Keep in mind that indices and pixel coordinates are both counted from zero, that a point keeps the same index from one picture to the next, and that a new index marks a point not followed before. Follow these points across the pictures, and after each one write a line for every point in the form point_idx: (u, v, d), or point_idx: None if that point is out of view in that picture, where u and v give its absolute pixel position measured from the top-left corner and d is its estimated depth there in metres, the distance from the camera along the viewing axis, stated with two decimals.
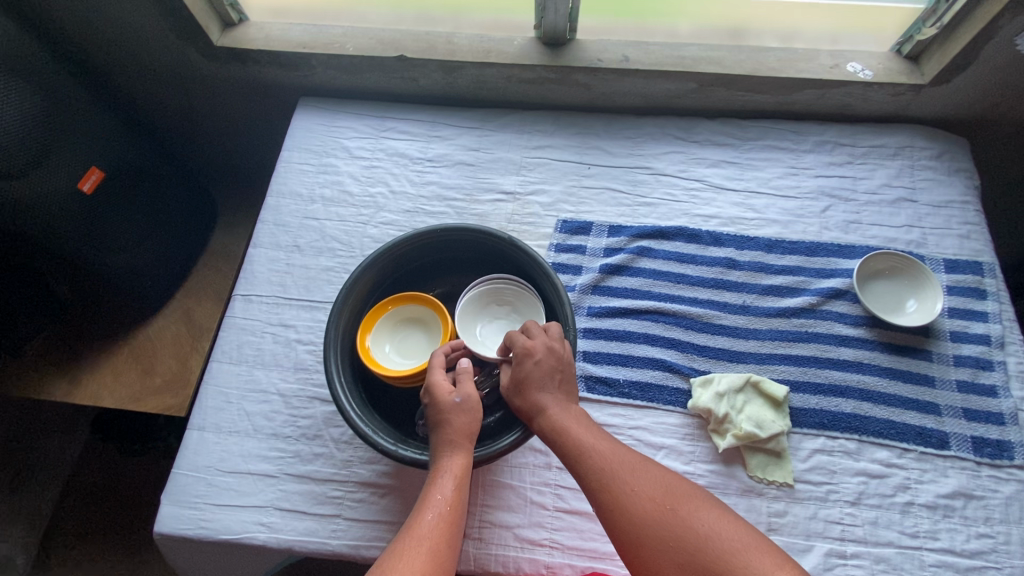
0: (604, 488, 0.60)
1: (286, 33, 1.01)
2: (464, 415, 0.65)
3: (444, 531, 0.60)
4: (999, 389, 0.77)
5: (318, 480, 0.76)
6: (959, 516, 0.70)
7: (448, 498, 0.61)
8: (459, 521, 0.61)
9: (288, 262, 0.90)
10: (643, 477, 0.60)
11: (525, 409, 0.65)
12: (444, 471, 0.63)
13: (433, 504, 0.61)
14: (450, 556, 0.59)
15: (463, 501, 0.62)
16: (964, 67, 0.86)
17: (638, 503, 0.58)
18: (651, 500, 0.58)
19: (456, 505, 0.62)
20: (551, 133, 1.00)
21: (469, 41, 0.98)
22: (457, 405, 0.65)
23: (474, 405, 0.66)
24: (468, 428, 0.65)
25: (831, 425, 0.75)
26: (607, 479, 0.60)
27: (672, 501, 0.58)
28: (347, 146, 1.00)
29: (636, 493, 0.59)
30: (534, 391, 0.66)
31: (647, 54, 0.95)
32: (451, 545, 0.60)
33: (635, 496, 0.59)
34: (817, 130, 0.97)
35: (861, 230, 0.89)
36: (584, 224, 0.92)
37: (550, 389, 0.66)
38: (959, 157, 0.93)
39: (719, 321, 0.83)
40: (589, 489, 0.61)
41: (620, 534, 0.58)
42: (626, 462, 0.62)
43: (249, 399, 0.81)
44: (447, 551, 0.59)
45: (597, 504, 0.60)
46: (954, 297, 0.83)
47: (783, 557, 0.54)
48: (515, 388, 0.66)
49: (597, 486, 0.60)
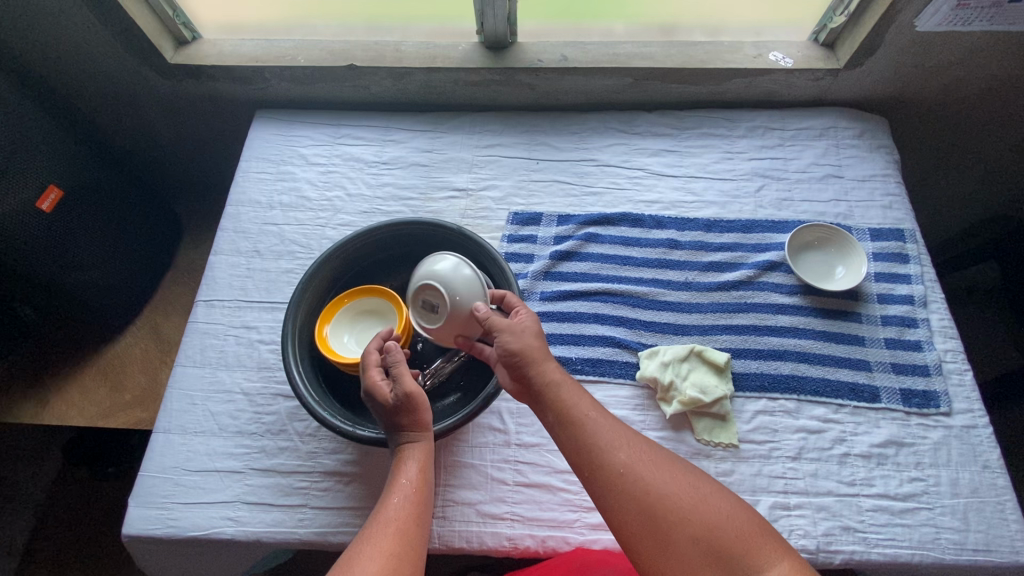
0: (620, 457, 0.62)
1: (238, 48, 1.05)
2: (406, 413, 0.66)
3: (411, 513, 0.63)
4: (923, 343, 0.83)
5: (284, 473, 0.78)
6: (892, 462, 0.75)
7: (413, 482, 0.65)
8: (426, 501, 0.65)
9: (249, 267, 0.93)
10: (662, 459, 0.63)
11: (533, 352, 0.66)
12: (408, 456, 0.66)
13: (400, 488, 0.64)
14: (421, 534, 0.63)
15: (429, 483, 0.66)
16: (873, 50, 0.93)
17: (661, 481, 0.61)
18: (673, 479, 0.61)
19: (421, 486, 0.65)
20: (500, 132, 1.05)
21: (416, 48, 1.03)
22: (398, 405, 0.66)
23: (414, 400, 0.66)
24: (415, 421, 0.66)
25: (771, 386, 0.80)
26: (622, 450, 0.62)
27: (690, 479, 0.61)
28: (304, 154, 1.03)
29: (652, 468, 0.62)
30: (536, 343, 0.67)
31: (584, 52, 1.01)
32: (421, 523, 0.63)
33: (651, 471, 0.61)
34: (749, 116, 1.04)
35: (793, 206, 0.95)
36: (534, 215, 0.96)
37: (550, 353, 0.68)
38: (879, 135, 1.01)
39: (664, 298, 0.88)
40: (609, 459, 0.62)
41: (633, 503, 0.59)
42: (636, 438, 0.64)
43: (214, 399, 0.83)
44: (416, 531, 0.62)
45: (612, 472, 0.61)
46: (880, 263, 0.89)
47: (783, 545, 0.58)
48: (519, 333, 0.67)
49: (611, 456, 0.62)
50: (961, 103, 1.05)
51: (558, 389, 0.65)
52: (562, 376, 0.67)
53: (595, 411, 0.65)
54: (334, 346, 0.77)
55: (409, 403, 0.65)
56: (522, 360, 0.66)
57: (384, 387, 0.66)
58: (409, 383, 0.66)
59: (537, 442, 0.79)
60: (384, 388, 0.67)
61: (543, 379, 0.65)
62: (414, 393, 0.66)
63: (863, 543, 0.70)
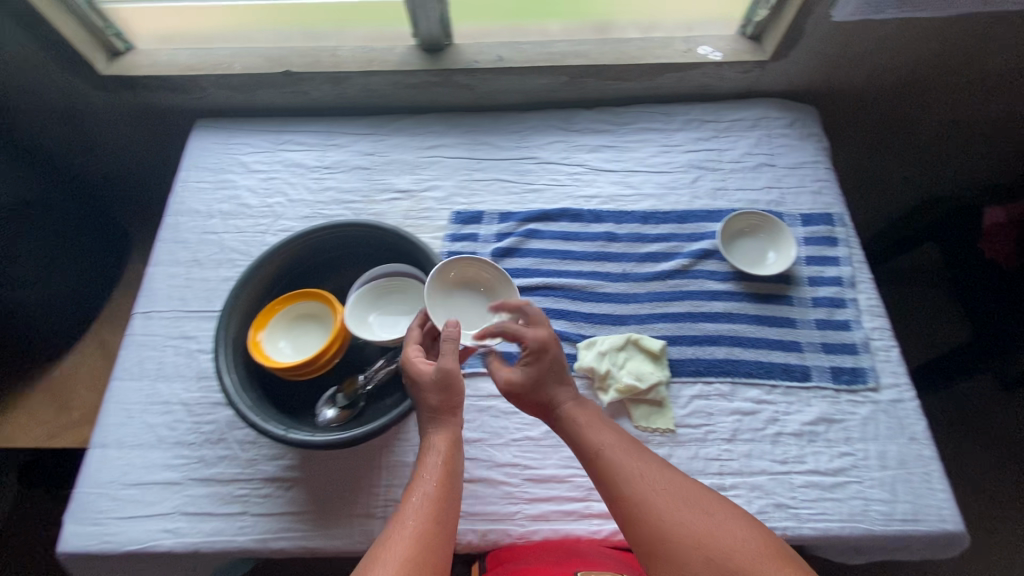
0: (636, 485, 0.63)
1: (173, 57, 1.04)
2: (443, 391, 0.68)
3: (431, 509, 0.63)
4: (852, 322, 0.86)
5: (223, 481, 0.77)
6: (822, 439, 0.77)
7: (435, 474, 0.66)
8: (450, 497, 0.65)
9: (188, 276, 0.92)
10: (678, 487, 0.63)
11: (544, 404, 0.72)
12: (432, 448, 0.68)
13: (420, 484, 0.65)
14: (442, 532, 0.62)
15: (451, 472, 0.67)
16: (796, 42, 0.96)
17: (674, 506, 0.61)
18: (687, 505, 0.61)
19: (441, 480, 0.66)
20: (442, 133, 1.05)
21: (353, 52, 1.03)
22: (435, 380, 0.68)
23: (453, 380, 0.68)
24: (449, 403, 0.69)
25: (706, 371, 0.82)
26: (637, 477, 0.64)
27: (707, 505, 0.61)
28: (244, 161, 1.03)
29: (666, 494, 0.62)
30: (548, 387, 0.72)
31: (518, 52, 1.02)
32: (441, 521, 0.63)
33: (666, 496, 0.62)
34: (684, 110, 1.06)
35: (727, 195, 0.97)
36: (476, 214, 0.97)
37: (566, 388, 0.73)
38: (809, 123, 1.04)
39: (603, 289, 0.90)
40: (623, 490, 0.63)
41: (649, 528, 0.60)
42: (653, 466, 0.65)
43: (152, 411, 0.82)
44: (436, 528, 0.62)
45: (627, 502, 0.62)
46: (811, 247, 0.91)
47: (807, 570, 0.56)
48: (530, 387, 0.72)
49: (626, 484, 0.63)
50: (886, 91, 1.08)
51: (573, 427, 0.70)
52: (579, 413, 0.71)
53: (609, 442, 0.67)
54: (269, 355, 0.76)
55: (447, 382, 0.68)
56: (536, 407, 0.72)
57: (424, 365, 0.70)
58: (451, 362, 0.68)
59: (478, 438, 0.79)
60: (422, 365, 0.70)
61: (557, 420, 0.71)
62: (451, 370, 0.68)
63: (794, 518, 0.72)
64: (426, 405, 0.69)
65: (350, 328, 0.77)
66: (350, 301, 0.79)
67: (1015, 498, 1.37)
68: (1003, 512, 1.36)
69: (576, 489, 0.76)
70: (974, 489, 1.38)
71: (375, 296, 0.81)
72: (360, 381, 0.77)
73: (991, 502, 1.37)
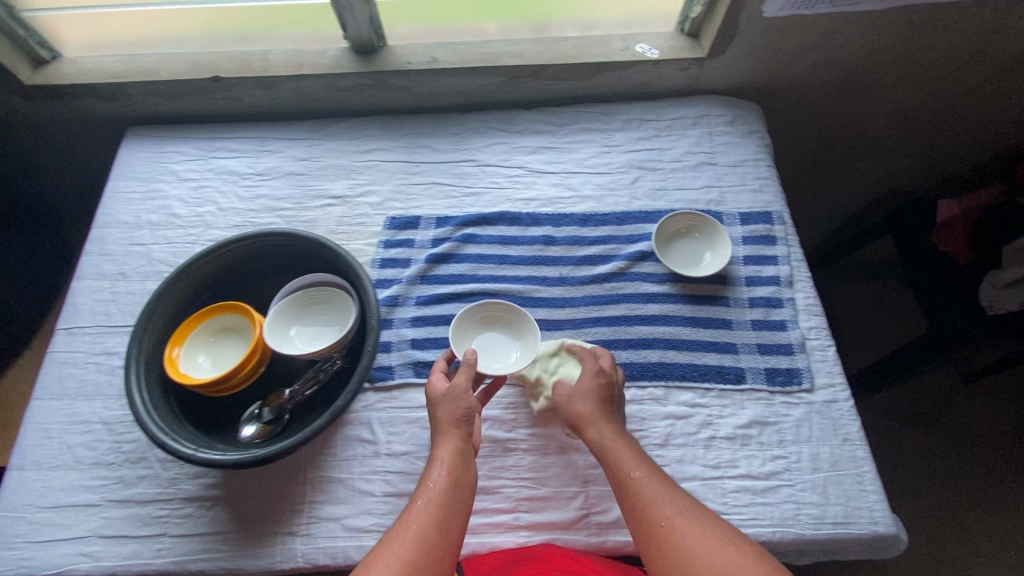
0: (665, 510, 0.62)
1: (99, 65, 1.01)
2: (455, 403, 0.71)
3: (434, 515, 0.62)
4: (788, 322, 0.84)
5: (142, 502, 0.75)
6: (755, 442, 0.76)
7: (442, 482, 0.65)
8: (455, 504, 0.64)
9: (113, 290, 0.89)
10: (702, 517, 0.62)
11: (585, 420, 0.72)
12: (437, 460, 0.67)
13: (425, 491, 0.65)
14: (450, 538, 0.62)
15: (459, 484, 0.66)
16: (731, 39, 0.95)
17: (696, 533, 0.60)
18: (710, 535, 0.60)
19: (445, 488, 0.65)
20: (379, 136, 1.03)
21: (284, 56, 1.01)
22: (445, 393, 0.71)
23: (461, 393, 0.71)
24: (457, 413, 0.70)
25: (640, 375, 0.80)
26: (665, 502, 0.63)
27: (729, 538, 0.60)
28: (175, 170, 1.00)
29: (692, 522, 0.61)
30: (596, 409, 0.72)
31: (453, 53, 1.00)
32: (446, 529, 0.62)
33: (693, 526, 0.61)
34: (625, 109, 1.05)
35: (667, 195, 0.96)
36: (412, 219, 0.95)
37: (606, 412, 0.72)
38: (750, 120, 1.03)
39: (539, 294, 0.88)
40: (650, 512, 0.63)
41: (669, 554, 0.59)
42: (682, 496, 0.64)
43: (72, 431, 0.79)
44: (436, 535, 0.61)
45: (653, 523, 0.62)
46: (749, 246, 0.90)
47: None
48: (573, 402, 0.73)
49: (656, 508, 0.63)
50: (829, 85, 1.07)
51: (610, 446, 0.69)
52: (615, 435, 0.70)
53: (640, 466, 0.67)
54: (185, 371, 0.74)
55: (459, 393, 0.71)
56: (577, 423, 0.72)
57: (438, 384, 0.73)
58: (463, 375, 0.72)
59: (407, 450, 0.77)
60: (438, 383, 0.73)
61: (597, 440, 0.70)
62: (459, 386, 0.71)
63: None
64: (439, 419, 0.70)
65: (271, 343, 0.76)
66: (270, 314, 0.77)
67: (987, 493, 1.32)
68: (975, 507, 1.31)
69: (505, 500, 0.74)
70: (944, 484, 1.34)
71: (297, 309, 0.80)
72: (285, 395, 0.74)
73: (961, 497, 1.32)
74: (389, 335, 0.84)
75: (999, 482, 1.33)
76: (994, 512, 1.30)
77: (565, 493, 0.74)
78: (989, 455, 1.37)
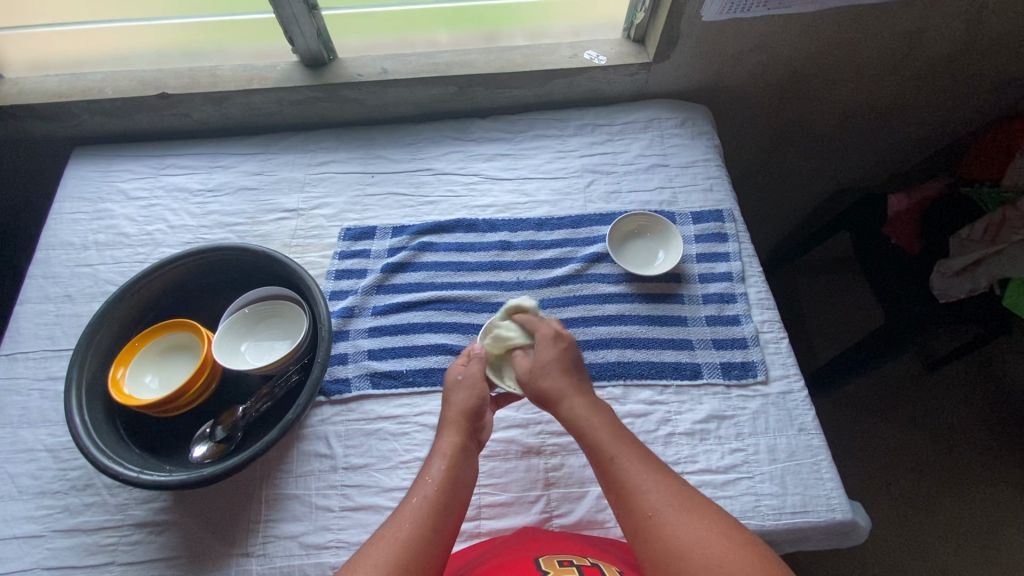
0: (648, 499, 0.58)
1: (41, 85, 1.00)
2: (469, 391, 0.71)
3: (429, 512, 0.60)
4: (742, 316, 0.86)
5: (89, 531, 0.71)
6: (714, 437, 0.75)
7: (437, 479, 0.63)
8: (451, 505, 0.62)
9: (58, 313, 0.86)
10: (691, 503, 0.57)
11: (556, 394, 0.68)
12: (437, 455, 0.66)
13: (420, 487, 0.63)
14: (436, 540, 0.58)
15: (454, 482, 0.64)
16: (674, 42, 0.98)
17: (687, 522, 0.55)
18: (700, 524, 0.55)
19: (444, 488, 0.62)
20: (334, 149, 1.03)
21: (232, 71, 1.01)
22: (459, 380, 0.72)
23: (468, 383, 0.72)
24: (462, 408, 0.69)
25: (598, 375, 0.80)
26: (648, 490, 0.58)
27: (722, 525, 0.55)
28: (123, 189, 0.99)
29: (683, 509, 0.56)
30: (563, 385, 0.68)
31: (404, 63, 1.02)
32: (438, 528, 0.59)
33: (682, 515, 0.56)
34: (577, 115, 1.07)
35: (621, 197, 0.98)
36: (368, 229, 0.94)
37: (579, 388, 0.69)
38: (698, 122, 1.06)
39: (497, 299, 0.87)
40: (633, 503, 0.58)
41: (662, 549, 0.54)
42: (673, 485, 0.59)
43: (13, 460, 0.75)
44: (429, 536, 0.58)
45: (640, 514, 0.57)
46: (700, 245, 0.92)
47: None
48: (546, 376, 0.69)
49: (640, 498, 0.58)
50: (773, 85, 1.11)
51: (587, 432, 0.64)
52: (594, 416, 0.66)
53: (624, 450, 0.62)
54: (131, 394, 0.71)
55: (474, 382, 0.72)
56: (544, 400, 0.68)
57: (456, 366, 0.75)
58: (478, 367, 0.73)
59: (365, 463, 0.75)
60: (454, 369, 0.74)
61: (569, 418, 0.66)
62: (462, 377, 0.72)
63: None
64: (450, 406, 0.70)
65: (222, 360, 0.74)
66: (219, 332, 0.76)
67: (959, 480, 1.33)
68: (945, 495, 1.31)
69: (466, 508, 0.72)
70: (915, 472, 1.35)
71: (247, 324, 0.79)
72: (238, 412, 0.72)
73: (929, 484, 1.33)
74: (345, 348, 0.83)
75: (969, 469, 1.34)
76: (961, 498, 1.31)
77: (527, 497, 0.73)
78: (959, 441, 1.38)
